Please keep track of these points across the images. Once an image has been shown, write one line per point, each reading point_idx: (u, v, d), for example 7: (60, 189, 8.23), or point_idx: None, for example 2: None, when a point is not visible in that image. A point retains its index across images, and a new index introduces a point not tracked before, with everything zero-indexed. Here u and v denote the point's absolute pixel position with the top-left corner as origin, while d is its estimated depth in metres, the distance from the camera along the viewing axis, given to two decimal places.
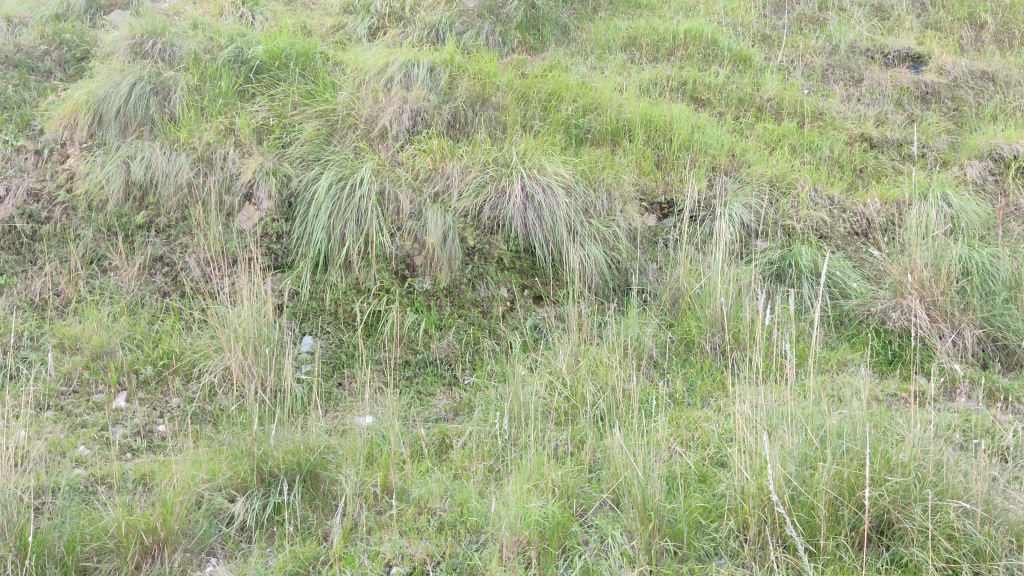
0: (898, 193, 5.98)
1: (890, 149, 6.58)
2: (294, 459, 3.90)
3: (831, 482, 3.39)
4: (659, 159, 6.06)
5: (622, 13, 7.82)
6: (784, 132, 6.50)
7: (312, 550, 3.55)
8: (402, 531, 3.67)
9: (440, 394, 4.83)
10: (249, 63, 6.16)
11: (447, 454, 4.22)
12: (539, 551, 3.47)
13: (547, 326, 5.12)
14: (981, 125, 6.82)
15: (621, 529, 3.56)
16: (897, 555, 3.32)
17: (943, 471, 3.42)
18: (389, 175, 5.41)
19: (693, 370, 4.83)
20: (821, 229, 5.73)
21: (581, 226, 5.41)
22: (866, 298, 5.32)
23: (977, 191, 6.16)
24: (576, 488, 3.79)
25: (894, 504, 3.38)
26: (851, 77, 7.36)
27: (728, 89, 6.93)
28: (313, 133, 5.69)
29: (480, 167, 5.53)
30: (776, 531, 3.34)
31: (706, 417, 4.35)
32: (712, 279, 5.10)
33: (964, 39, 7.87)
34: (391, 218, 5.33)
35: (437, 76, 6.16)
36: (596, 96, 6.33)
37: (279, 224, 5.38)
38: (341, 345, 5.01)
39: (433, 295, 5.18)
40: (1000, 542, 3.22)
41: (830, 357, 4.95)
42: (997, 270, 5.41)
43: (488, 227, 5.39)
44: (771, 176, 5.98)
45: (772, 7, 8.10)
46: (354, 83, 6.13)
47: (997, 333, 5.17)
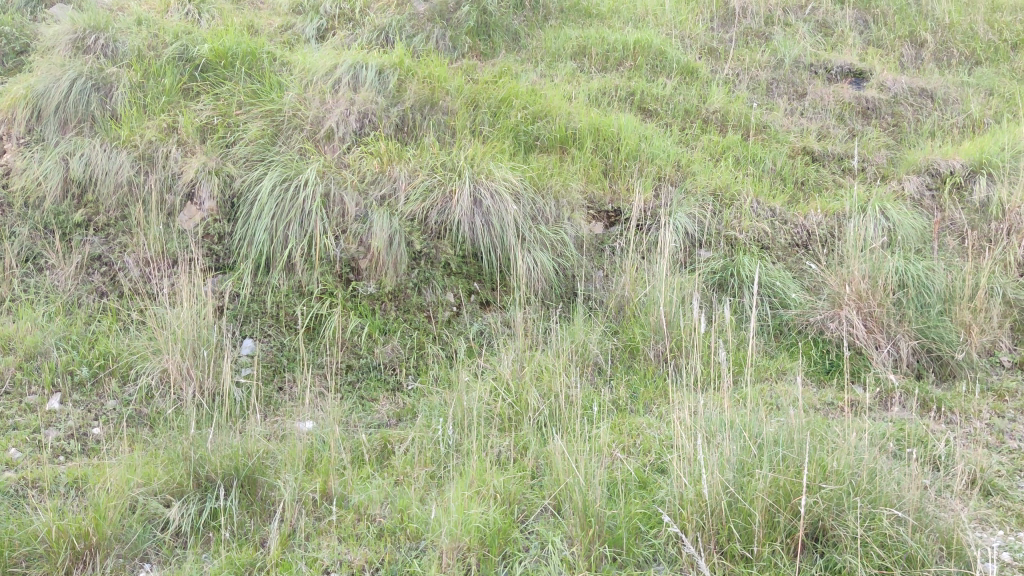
0: (838, 206, 6.08)
1: (831, 162, 6.71)
2: (231, 464, 3.84)
3: (768, 489, 3.42)
4: (607, 168, 6.10)
5: (572, 22, 7.85)
6: (728, 145, 6.57)
7: (248, 556, 3.49)
8: (340, 537, 3.63)
9: (383, 399, 4.79)
10: (194, 61, 6.03)
11: (389, 460, 4.17)
12: (479, 557, 3.44)
13: (493, 332, 5.10)
14: (919, 141, 7.00)
15: (562, 535, 3.54)
16: (832, 561, 3.36)
17: (877, 480, 3.48)
18: (335, 176, 5.35)
19: (636, 377, 4.86)
20: (763, 240, 5.80)
21: (528, 232, 5.40)
22: (805, 308, 5.39)
23: (915, 206, 6.28)
24: (518, 494, 3.77)
25: (828, 511, 3.41)
26: (795, 91, 7.48)
27: (676, 100, 6.99)
28: (257, 133, 5.60)
29: (428, 171, 5.49)
30: (714, 539, 3.39)
31: (648, 423, 4.37)
32: (657, 288, 5.13)
33: (905, 56, 8.05)
34: (336, 221, 5.26)
35: (386, 79, 6.13)
36: (545, 104, 6.33)
37: (220, 224, 5.28)
38: (282, 349, 4.93)
39: (378, 299, 5.14)
40: (931, 549, 3.29)
41: (769, 366, 5.03)
42: (933, 282, 5.52)
43: (434, 231, 5.34)
44: (715, 187, 6.03)
45: (719, 20, 8.19)
46: (301, 83, 6.05)
47: (931, 345, 5.28)
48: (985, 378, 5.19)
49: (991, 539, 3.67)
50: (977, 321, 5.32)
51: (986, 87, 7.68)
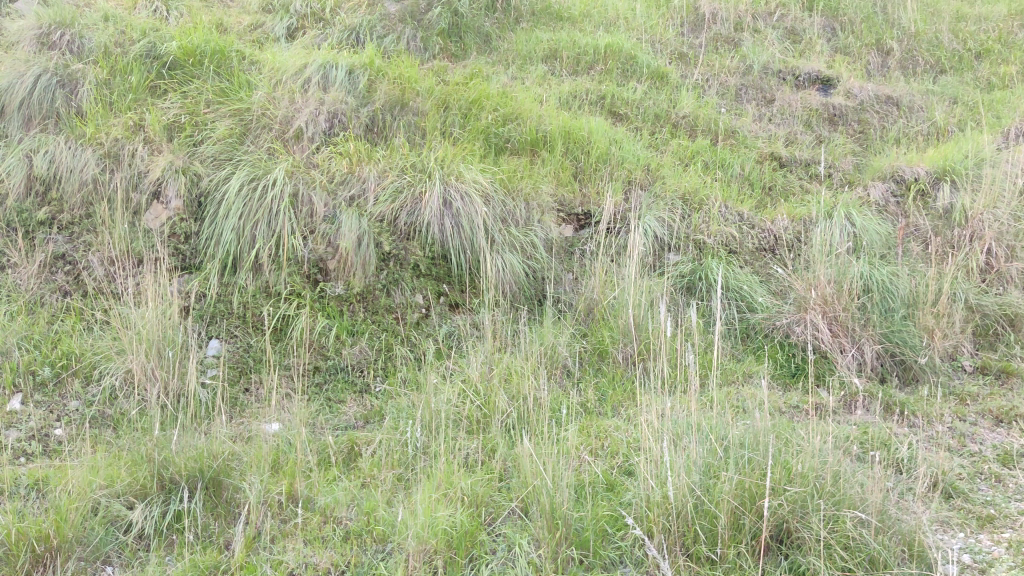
0: (805, 211, 6.13)
1: (798, 168, 6.78)
2: (195, 466, 3.78)
3: (733, 491, 3.44)
4: (577, 171, 6.11)
5: (543, 25, 7.86)
6: (697, 149, 6.62)
7: (212, 559, 3.45)
8: (306, 540, 3.60)
9: (351, 401, 4.77)
10: (161, 58, 5.97)
11: (356, 462, 4.15)
12: (446, 560, 3.43)
13: (462, 334, 5.09)
14: (884, 148, 7.10)
15: (528, 538, 3.55)
16: (796, 563, 3.39)
17: (841, 483, 3.50)
18: (304, 176, 5.31)
19: (605, 379, 4.88)
20: (731, 244, 5.84)
21: (498, 234, 5.40)
22: (771, 312, 5.43)
23: (880, 212, 6.35)
24: (486, 496, 3.77)
25: (793, 513, 3.43)
26: (763, 97, 7.55)
27: (646, 104, 7.02)
28: (225, 132, 5.55)
29: (397, 172, 5.47)
30: (679, 541, 3.42)
31: (616, 426, 4.39)
32: (626, 291, 5.14)
33: (871, 64, 8.15)
34: (304, 221, 5.23)
35: (356, 79, 6.10)
36: (516, 106, 6.33)
37: (187, 223, 5.23)
38: (249, 350, 4.89)
39: (346, 300, 5.11)
40: (893, 551, 3.34)
41: (736, 369, 5.06)
42: (897, 287, 5.58)
43: (404, 232, 5.32)
44: (684, 191, 6.07)
45: (689, 25, 8.24)
46: (270, 82, 6.01)
47: (895, 349, 5.34)
48: (947, 382, 5.28)
49: (952, 541, 3.73)
50: (940, 326, 5.43)
51: (951, 95, 7.80)
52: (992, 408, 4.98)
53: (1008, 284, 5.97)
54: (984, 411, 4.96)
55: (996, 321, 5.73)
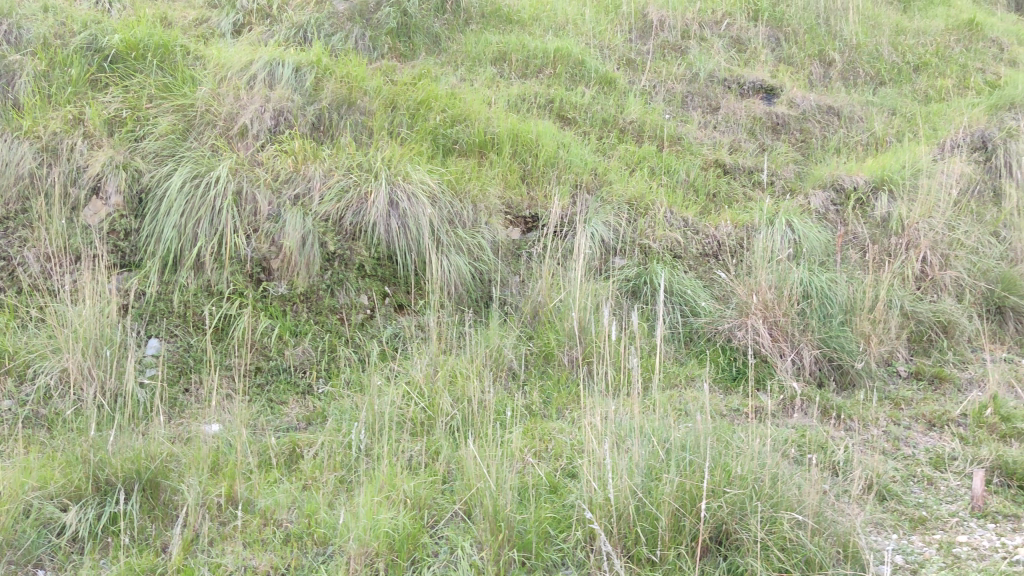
0: (748, 218, 6.23)
1: (741, 175, 6.89)
2: (132, 467, 3.73)
3: (674, 493, 3.49)
4: (525, 173, 6.14)
5: (493, 27, 7.88)
6: (644, 155, 6.68)
7: (148, 561, 3.40)
8: (245, 543, 3.56)
9: (293, 403, 4.73)
10: (103, 51, 5.86)
11: (298, 463, 4.11)
12: (387, 563, 3.42)
13: (407, 335, 5.08)
14: (825, 158, 7.25)
15: (471, 540, 3.55)
16: (734, 565, 3.44)
17: (779, 485, 3.58)
18: (247, 174, 5.25)
19: (550, 382, 4.91)
20: (676, 249, 5.91)
21: (444, 235, 5.39)
22: (713, 316, 5.50)
23: (820, 220, 6.46)
24: (429, 498, 3.76)
25: (732, 515, 3.50)
26: (708, 104, 7.65)
27: (594, 109, 7.07)
28: (168, 128, 5.46)
29: (343, 172, 5.43)
30: (622, 543, 3.44)
31: (560, 428, 4.41)
32: (571, 294, 5.18)
33: (814, 74, 8.31)
34: (248, 219, 5.16)
35: (303, 77, 6.05)
36: (465, 108, 6.33)
37: (127, 220, 5.13)
38: (189, 350, 4.81)
39: (289, 300, 5.06)
40: (829, 552, 3.41)
41: (679, 372, 5.13)
42: (835, 294, 5.67)
43: (349, 232, 5.29)
44: (631, 196, 6.12)
45: (637, 32, 8.32)
46: (215, 78, 5.93)
47: (832, 354, 5.44)
48: (882, 387, 5.40)
49: (885, 543, 3.82)
50: (876, 332, 5.58)
51: (890, 106, 8.00)
52: (925, 412, 5.11)
53: (941, 292, 6.14)
54: (917, 415, 5.09)
55: (929, 328, 5.89)
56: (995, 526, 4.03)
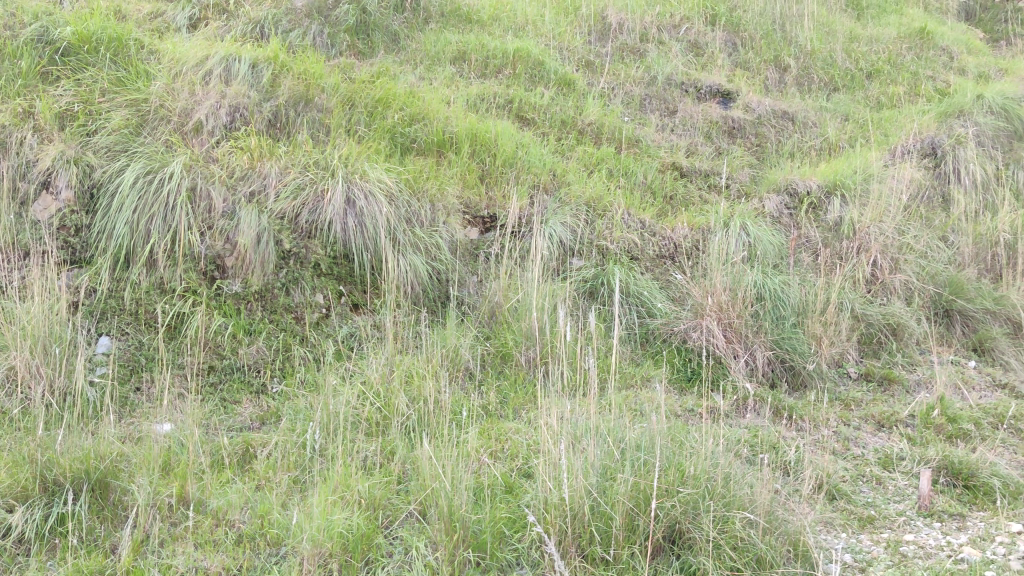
0: (704, 221, 6.28)
1: (698, 178, 6.96)
2: (81, 468, 3.68)
3: (628, 493, 3.51)
4: (483, 173, 6.14)
5: (452, 27, 7.88)
6: (602, 156, 6.72)
7: (97, 563, 3.36)
8: (197, 544, 3.52)
9: (246, 402, 4.69)
10: (54, 43, 5.75)
11: (251, 463, 4.07)
12: (341, 563, 3.40)
13: (363, 335, 5.06)
14: (779, 162, 7.36)
15: (425, 540, 3.55)
16: (687, 563, 3.48)
17: (731, 484, 3.63)
18: (202, 171, 5.19)
19: (507, 382, 4.92)
20: (633, 250, 5.95)
21: (401, 235, 5.37)
22: (669, 318, 5.56)
23: (774, 223, 6.56)
24: (383, 499, 3.75)
25: (685, 514, 3.53)
26: (666, 108, 7.71)
27: (553, 110, 7.10)
28: (121, 123, 5.38)
29: (300, 169, 5.40)
30: (576, 543, 3.46)
31: (516, 428, 4.43)
32: (529, 294, 5.19)
33: (770, 79, 8.42)
34: (202, 216, 5.10)
35: (259, 73, 6.00)
36: (423, 106, 6.32)
37: (78, 216, 5.03)
38: (140, 348, 4.75)
39: (243, 298, 5.00)
40: (779, 551, 3.46)
41: (635, 373, 5.17)
42: (788, 296, 5.78)
43: (305, 231, 5.25)
44: (589, 197, 6.15)
45: (596, 34, 8.37)
46: (169, 73, 5.86)
47: (785, 355, 5.52)
48: (833, 388, 5.50)
49: (835, 541, 3.89)
50: (827, 333, 5.67)
51: (843, 112, 8.14)
52: (874, 413, 5.21)
53: (891, 295, 6.25)
54: (867, 416, 5.19)
55: (879, 330, 5.98)
56: (940, 525, 4.13)
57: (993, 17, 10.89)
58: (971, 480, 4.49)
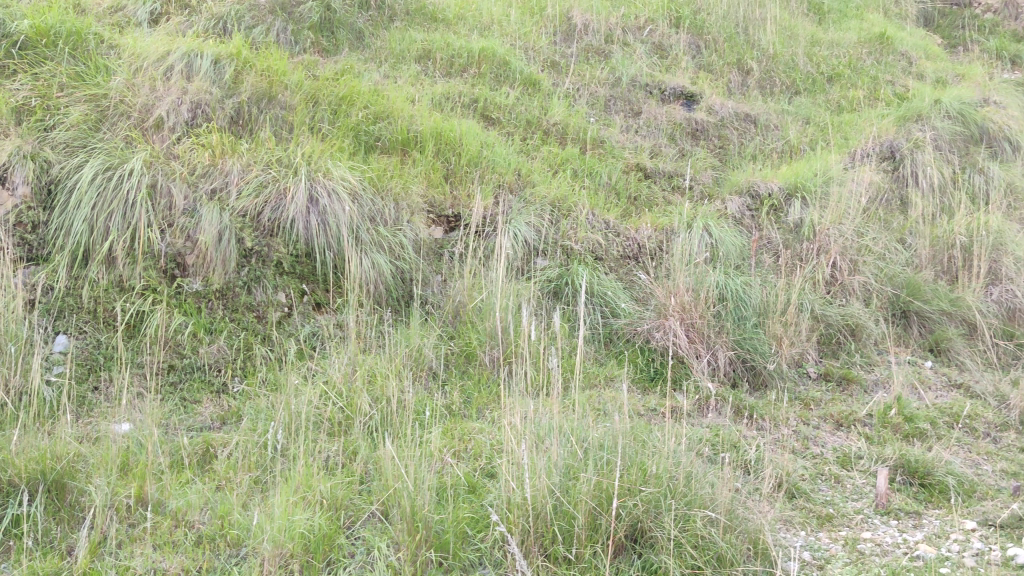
0: (667, 222, 6.33)
1: (662, 180, 7.01)
2: (37, 468, 3.63)
3: (591, 492, 3.53)
4: (448, 172, 6.14)
5: (417, 25, 7.86)
6: (567, 157, 6.74)
7: (52, 565, 3.31)
8: (156, 545, 3.47)
9: (207, 402, 4.64)
10: (11, 37, 5.63)
11: (211, 464, 4.03)
12: (302, 564, 3.38)
13: (325, 334, 5.03)
14: (741, 164, 7.43)
15: (388, 540, 3.54)
16: (649, 562, 3.50)
17: (693, 483, 3.66)
18: (163, 167, 5.13)
19: (471, 382, 4.92)
20: (597, 251, 5.98)
21: (365, 234, 5.35)
22: (633, 318, 5.59)
23: (736, 224, 6.62)
24: (345, 499, 3.74)
25: (647, 513, 3.56)
26: (630, 109, 7.75)
27: (518, 109, 7.11)
28: (80, 118, 5.30)
29: (262, 167, 5.36)
30: (539, 542, 3.47)
31: (480, 428, 4.43)
32: (493, 294, 5.20)
33: (733, 82, 8.50)
34: (163, 214, 5.05)
35: (221, 70, 5.96)
36: (387, 105, 6.31)
37: (35, 212, 4.91)
38: (99, 347, 4.68)
39: (204, 296, 4.95)
40: (739, 549, 3.51)
41: (598, 373, 5.19)
42: (749, 297, 5.84)
43: (267, 229, 5.21)
44: (554, 198, 6.17)
45: (561, 35, 8.39)
46: (130, 68, 5.79)
47: (746, 355, 5.58)
48: (793, 387, 5.56)
49: (794, 539, 3.94)
50: (787, 334, 5.74)
51: (804, 116, 8.25)
52: (833, 413, 5.28)
53: (850, 296, 6.34)
54: (826, 416, 5.26)
55: (838, 331, 6.06)
56: (897, 523, 4.20)
57: (950, 24, 11.07)
58: (927, 479, 4.57)
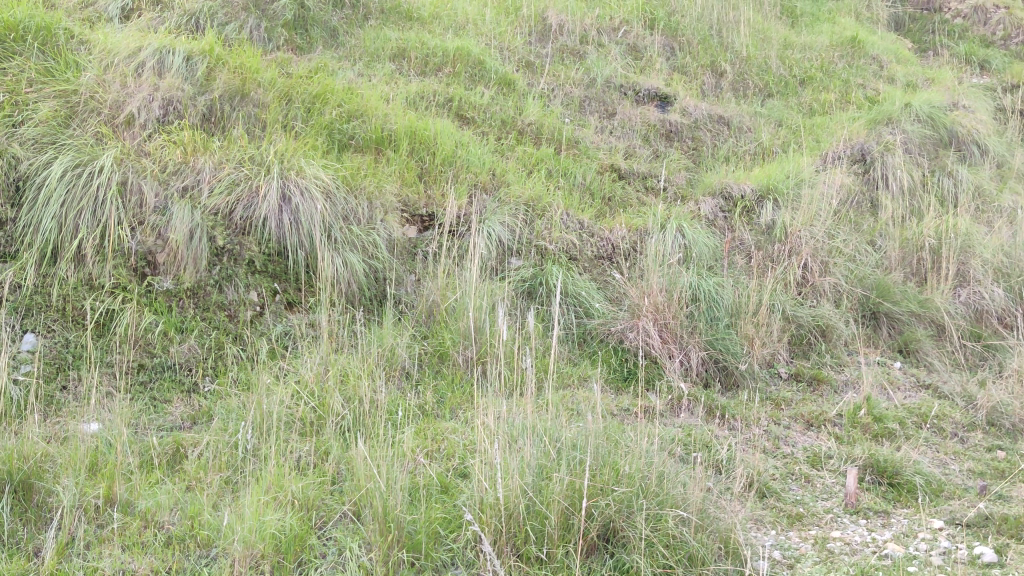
0: (641, 222, 6.36)
1: (636, 180, 7.03)
2: (4, 468, 3.60)
3: (563, 492, 3.53)
4: (422, 172, 6.13)
5: (392, 24, 7.84)
6: (541, 157, 6.75)
7: (19, 566, 3.27)
8: (124, 546, 3.44)
9: (177, 401, 4.61)
10: None
11: (181, 464, 4.00)
12: (273, 565, 3.36)
13: (298, 334, 5.00)
14: (715, 165, 7.48)
15: (360, 541, 3.53)
16: (621, 561, 3.52)
17: (665, 483, 3.68)
18: (133, 164, 5.08)
19: (444, 382, 4.91)
20: (571, 251, 5.99)
21: (338, 232, 5.33)
22: (607, 318, 5.61)
23: (709, 226, 6.65)
24: (317, 499, 3.72)
25: (619, 513, 3.57)
26: (605, 110, 7.77)
27: (493, 109, 7.11)
28: (49, 114, 5.23)
29: (234, 165, 5.32)
30: (511, 541, 3.47)
31: (453, 428, 4.42)
32: (466, 294, 5.20)
33: (706, 84, 8.55)
34: (133, 211, 4.99)
35: (193, 67, 5.92)
36: (361, 103, 6.29)
37: (3, 209, 4.85)
38: (67, 346, 4.64)
39: (175, 295, 4.90)
40: (710, 548, 3.53)
41: (572, 373, 5.20)
42: (722, 297, 5.88)
43: (239, 227, 5.18)
44: (528, 198, 6.17)
45: (537, 35, 8.40)
46: (100, 64, 5.73)
47: (718, 355, 5.61)
48: (764, 387, 5.60)
49: (765, 538, 3.97)
50: (759, 334, 5.78)
51: (777, 118, 8.32)
52: (804, 413, 5.33)
53: (821, 297, 6.39)
54: (797, 416, 5.30)
55: (809, 331, 6.11)
56: (866, 522, 4.24)
57: (920, 28, 11.20)
58: (895, 478, 4.62)
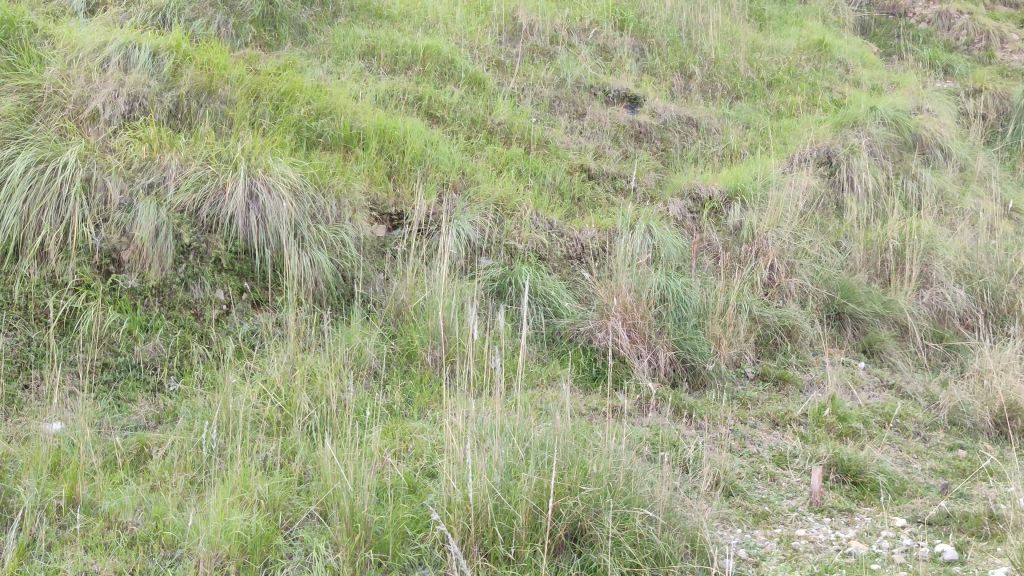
0: (611, 223, 6.38)
1: (605, 181, 7.05)
2: None
3: (531, 491, 3.53)
4: (391, 170, 6.10)
5: (361, 21, 7.82)
6: (511, 156, 6.76)
7: None
8: (87, 547, 3.40)
9: (142, 400, 4.56)
10: None
11: (145, 464, 3.95)
12: (239, 565, 3.34)
13: (265, 332, 4.96)
14: (683, 167, 7.52)
15: (327, 541, 3.51)
16: (588, 560, 3.53)
17: (633, 482, 3.70)
18: (98, 161, 5.02)
19: (413, 381, 4.89)
20: (540, 250, 6.01)
21: (306, 231, 5.30)
22: (576, 318, 5.62)
23: (677, 226, 6.69)
24: (284, 500, 3.70)
25: (587, 512, 3.58)
26: (575, 110, 7.79)
27: (462, 108, 7.10)
28: (12, 108, 5.15)
29: (201, 162, 5.27)
30: (479, 541, 3.46)
31: (421, 428, 4.42)
32: (435, 294, 5.19)
33: (675, 86, 8.60)
34: (98, 208, 4.93)
35: (160, 62, 5.86)
36: (330, 101, 6.27)
37: None
38: (29, 344, 4.56)
39: (140, 293, 4.85)
40: (677, 547, 3.56)
41: (540, 372, 5.21)
42: (690, 298, 5.92)
43: (206, 225, 5.13)
44: (498, 197, 6.16)
45: (507, 34, 8.40)
46: (65, 58, 5.66)
47: (686, 355, 5.65)
48: (731, 387, 5.64)
49: (730, 537, 4.00)
50: (726, 334, 5.82)
51: (744, 120, 8.39)
52: (770, 412, 5.38)
53: (787, 298, 6.45)
54: (763, 416, 5.35)
55: (775, 332, 6.17)
56: (830, 520, 4.29)
57: (886, 33, 11.34)
58: (859, 477, 4.67)
